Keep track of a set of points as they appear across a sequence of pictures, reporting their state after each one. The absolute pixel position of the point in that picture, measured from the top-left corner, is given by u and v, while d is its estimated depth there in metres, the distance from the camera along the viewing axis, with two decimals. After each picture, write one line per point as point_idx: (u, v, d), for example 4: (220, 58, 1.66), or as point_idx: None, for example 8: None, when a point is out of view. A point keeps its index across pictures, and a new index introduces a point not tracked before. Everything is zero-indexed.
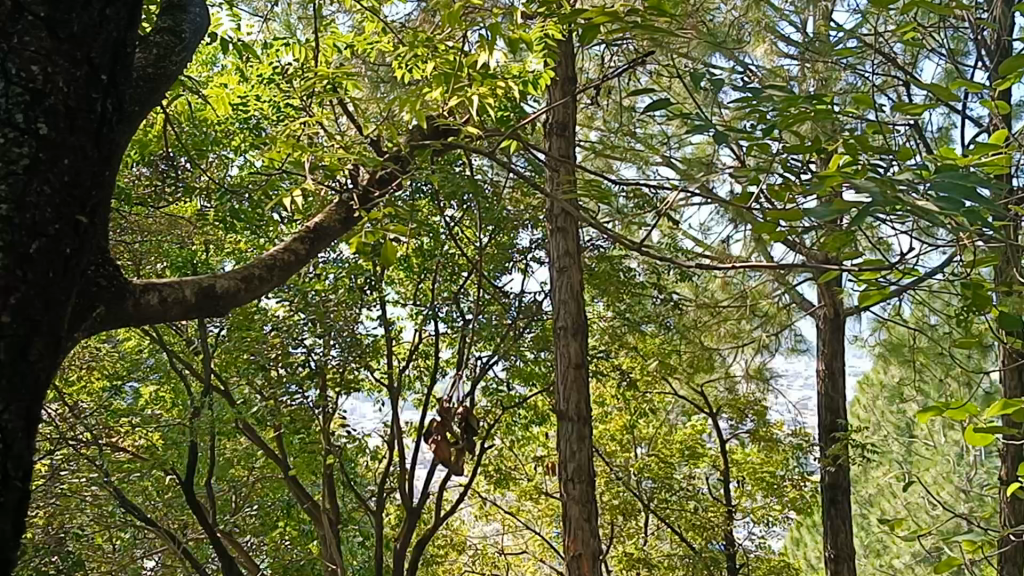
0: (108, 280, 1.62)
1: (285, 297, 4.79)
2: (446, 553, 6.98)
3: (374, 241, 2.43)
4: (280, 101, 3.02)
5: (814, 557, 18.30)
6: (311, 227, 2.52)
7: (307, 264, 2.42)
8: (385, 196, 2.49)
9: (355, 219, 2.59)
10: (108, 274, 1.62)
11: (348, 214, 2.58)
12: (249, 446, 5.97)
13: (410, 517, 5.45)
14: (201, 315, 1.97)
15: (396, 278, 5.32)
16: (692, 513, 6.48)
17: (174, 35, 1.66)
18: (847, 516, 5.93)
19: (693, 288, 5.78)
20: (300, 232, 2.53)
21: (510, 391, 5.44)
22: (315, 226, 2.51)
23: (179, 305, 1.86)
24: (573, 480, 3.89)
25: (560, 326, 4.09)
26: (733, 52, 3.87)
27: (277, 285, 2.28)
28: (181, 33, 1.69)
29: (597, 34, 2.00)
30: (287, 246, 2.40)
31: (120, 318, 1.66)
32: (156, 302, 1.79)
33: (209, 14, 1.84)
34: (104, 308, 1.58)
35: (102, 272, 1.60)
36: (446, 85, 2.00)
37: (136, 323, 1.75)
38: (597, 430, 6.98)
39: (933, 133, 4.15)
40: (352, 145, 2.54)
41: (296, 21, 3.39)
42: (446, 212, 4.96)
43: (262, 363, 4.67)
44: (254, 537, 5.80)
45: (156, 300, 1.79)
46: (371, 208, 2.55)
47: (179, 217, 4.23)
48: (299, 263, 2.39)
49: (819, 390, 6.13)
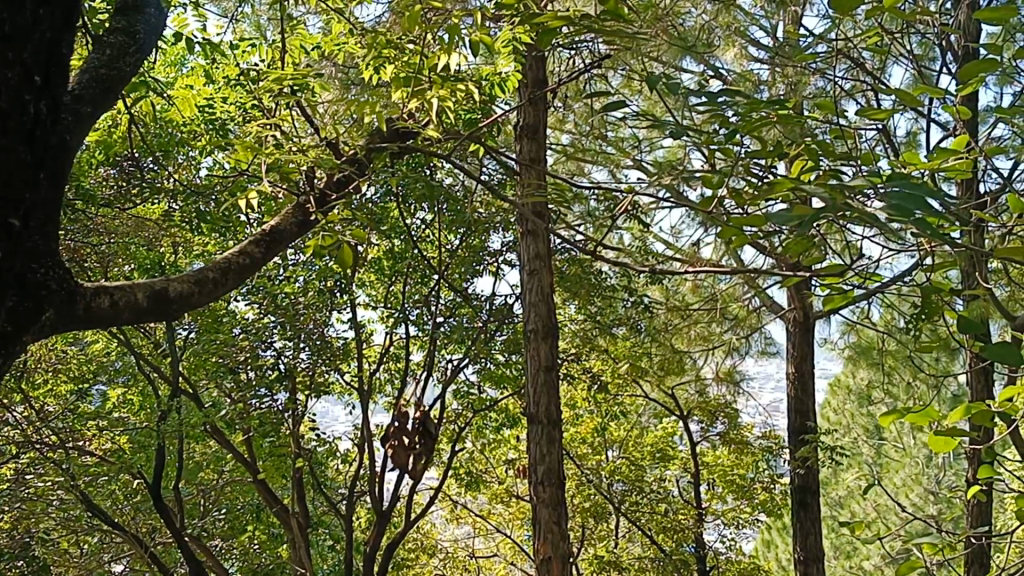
0: (57, 285, 1.64)
1: (254, 300, 4.84)
2: (417, 557, 6.97)
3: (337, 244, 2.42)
4: (246, 103, 3.01)
5: (786, 559, 18.37)
6: (267, 230, 2.56)
7: (263, 268, 2.45)
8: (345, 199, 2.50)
9: (313, 222, 2.63)
10: (58, 278, 1.65)
11: (305, 217, 2.63)
12: (219, 449, 5.94)
13: (380, 521, 5.43)
14: (155, 319, 1.99)
15: (367, 281, 5.47)
16: (663, 516, 6.49)
17: (129, 36, 2.00)
18: (816, 518, 5.96)
19: (664, 291, 5.78)
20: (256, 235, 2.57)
21: (481, 394, 5.43)
22: (271, 229, 2.55)
23: (131, 308, 1.89)
24: (543, 483, 3.89)
25: (531, 329, 4.09)
26: (703, 55, 3.87)
27: (234, 288, 2.31)
28: (136, 34, 2.03)
29: (557, 37, 1.99)
30: (242, 249, 2.43)
31: (71, 320, 1.70)
32: (108, 305, 1.82)
33: (163, 15, 2.15)
34: (53, 312, 1.63)
35: (52, 276, 1.63)
36: (409, 87, 1.98)
37: (88, 325, 1.78)
38: (568, 433, 7.03)
39: (901, 138, 4.18)
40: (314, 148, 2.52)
41: (263, 22, 3.37)
42: (416, 214, 4.94)
43: (231, 366, 4.63)
44: (224, 541, 5.78)
45: (108, 303, 1.82)
46: (331, 211, 2.55)
47: (146, 219, 4.19)
48: (255, 266, 2.42)
49: (789, 393, 6.15)
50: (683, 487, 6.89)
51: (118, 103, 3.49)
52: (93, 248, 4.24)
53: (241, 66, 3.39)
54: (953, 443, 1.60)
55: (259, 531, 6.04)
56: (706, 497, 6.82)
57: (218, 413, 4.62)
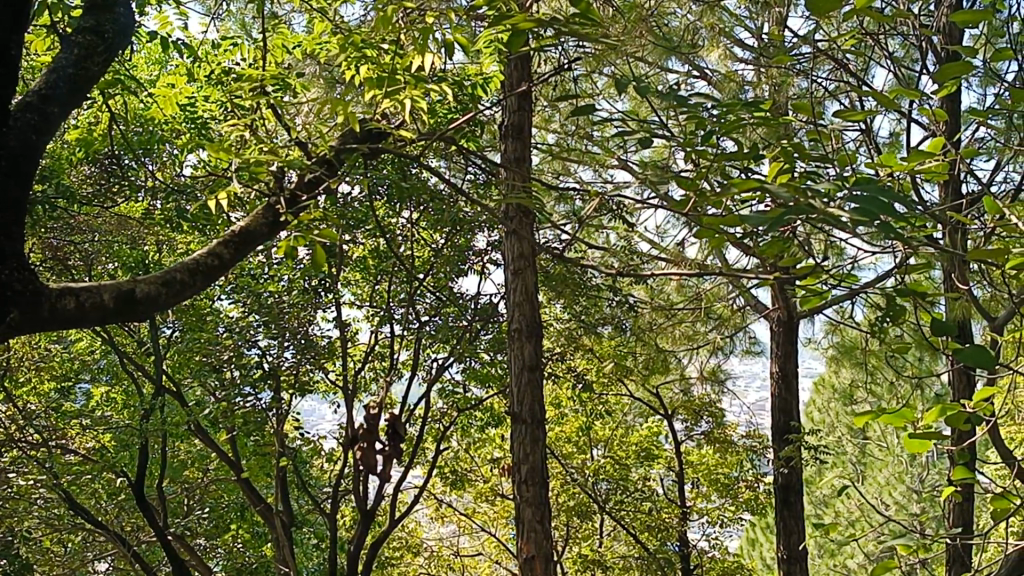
0: (25, 285, 1.77)
1: (238, 301, 4.88)
2: (402, 555, 6.99)
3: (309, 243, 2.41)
4: (227, 103, 3.01)
5: (770, 558, 18.45)
6: (236, 230, 2.52)
7: (231, 270, 2.44)
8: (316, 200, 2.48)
9: (282, 224, 2.60)
10: (24, 278, 1.77)
11: (274, 220, 2.59)
12: (203, 448, 5.94)
13: (363, 520, 5.43)
14: (122, 322, 2.01)
15: (353, 280, 5.48)
16: (647, 514, 6.52)
17: (96, 37, 2.02)
18: (800, 518, 5.98)
19: (649, 291, 5.80)
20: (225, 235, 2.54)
21: (466, 394, 5.44)
22: (241, 230, 2.52)
23: (97, 311, 1.92)
24: (526, 482, 3.90)
25: (515, 329, 4.09)
26: (687, 56, 3.88)
27: (201, 290, 2.31)
28: (104, 35, 2.04)
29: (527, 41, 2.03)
30: (210, 250, 2.42)
31: (36, 322, 1.79)
32: (72, 308, 1.87)
33: (134, 15, 2.15)
34: (19, 312, 1.75)
35: (18, 276, 1.76)
36: (383, 88, 1.98)
37: (52, 327, 1.84)
38: (553, 432, 7.07)
39: (885, 138, 4.19)
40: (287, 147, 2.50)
41: (245, 21, 3.37)
42: (401, 214, 4.95)
43: (216, 365, 4.70)
44: (209, 539, 5.79)
45: (72, 306, 1.87)
46: (301, 212, 2.54)
47: (128, 217, 4.19)
48: (223, 268, 2.41)
49: (773, 393, 6.17)
50: (667, 486, 6.92)
51: (99, 102, 3.49)
52: (76, 246, 4.24)
53: (223, 66, 3.39)
54: (928, 444, 1.67)
55: (243, 529, 6.05)
56: (691, 496, 6.84)
57: (202, 412, 4.62)
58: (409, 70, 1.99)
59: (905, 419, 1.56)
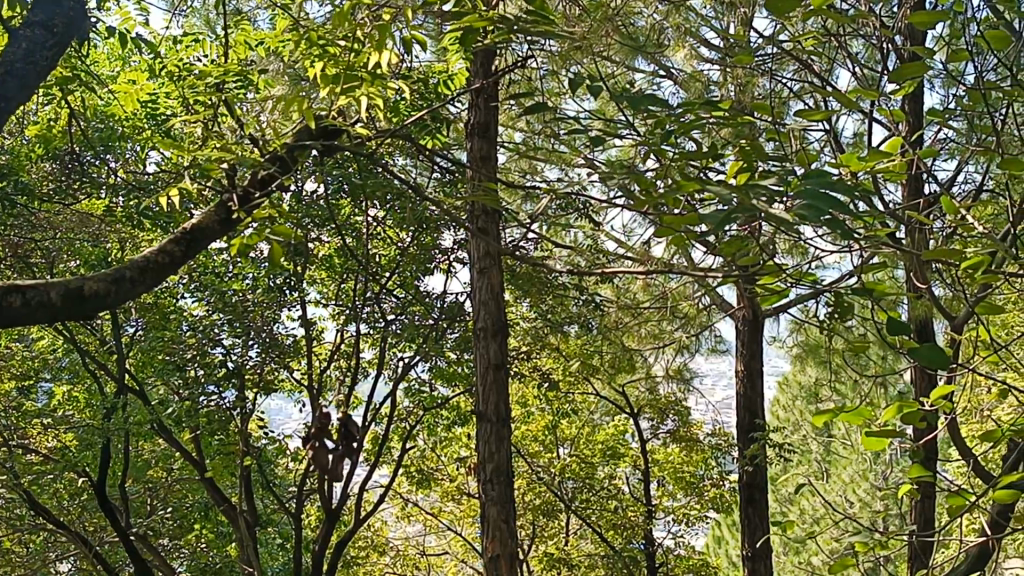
0: None
1: (203, 299, 4.88)
2: (367, 554, 6.98)
3: (264, 242, 2.40)
4: (188, 101, 3.00)
5: (735, 556, 18.57)
6: (189, 226, 2.50)
7: (183, 266, 2.42)
8: (271, 197, 2.46)
9: (236, 220, 2.57)
10: None
11: (228, 216, 2.56)
12: (167, 447, 5.90)
13: (328, 519, 5.41)
14: (63, 319, 2.01)
15: (318, 278, 5.46)
16: (613, 513, 6.54)
17: (46, 30, 2.02)
18: (764, 516, 6.02)
19: (615, 289, 5.82)
20: (179, 231, 2.51)
21: (432, 392, 5.45)
22: (194, 226, 2.50)
23: (38, 307, 1.91)
24: (491, 481, 3.92)
25: (480, 327, 4.08)
26: (654, 56, 3.90)
27: (150, 287, 2.29)
28: (53, 29, 2.04)
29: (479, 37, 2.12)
30: (161, 247, 2.40)
31: None
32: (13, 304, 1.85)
33: (86, 9, 2.14)
34: None
35: None
36: (340, 86, 1.98)
37: None
38: (519, 431, 7.06)
39: (848, 138, 4.23)
40: (245, 146, 2.49)
41: (207, 18, 3.35)
42: (367, 212, 4.95)
43: (179, 364, 4.67)
44: (173, 540, 5.75)
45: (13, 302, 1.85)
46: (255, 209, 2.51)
47: (90, 215, 4.16)
48: (174, 265, 2.39)
49: (738, 391, 6.21)
50: (633, 485, 6.94)
51: (59, 98, 3.46)
52: (37, 243, 4.20)
53: (185, 64, 3.37)
54: (887, 441, 1.66)
55: (208, 530, 6.01)
56: (656, 494, 6.87)
57: (165, 411, 4.59)
58: (369, 68, 1.98)
59: (862, 416, 1.62)
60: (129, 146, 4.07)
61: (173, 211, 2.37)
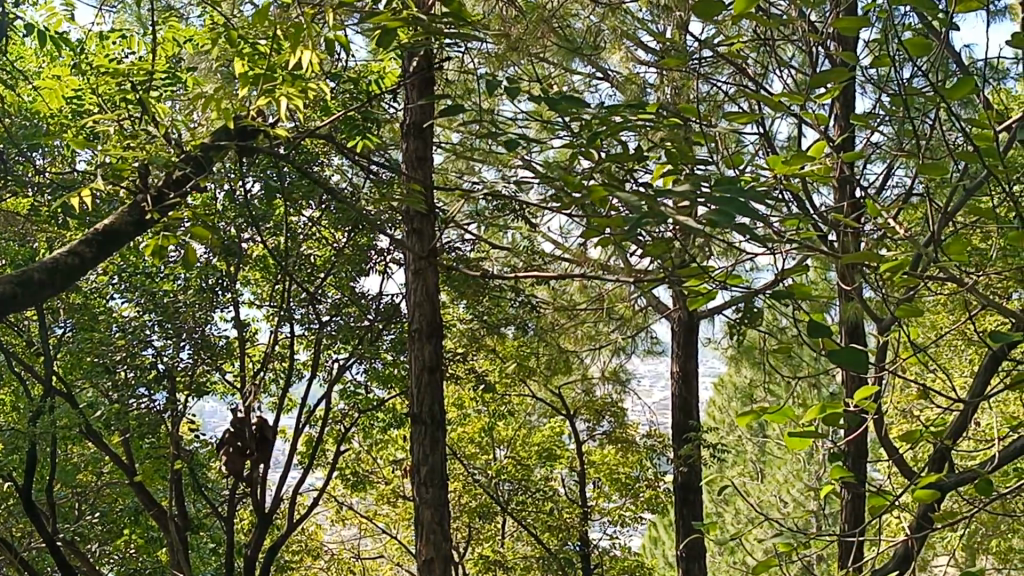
0: None
1: (133, 300, 4.81)
2: (301, 558, 6.93)
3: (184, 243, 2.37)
4: (114, 100, 2.96)
5: (671, 556, 18.72)
6: (101, 228, 2.46)
7: (94, 268, 2.37)
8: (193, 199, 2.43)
9: (150, 222, 2.53)
10: None
11: (141, 217, 2.51)
12: (96, 450, 5.81)
13: (261, 523, 5.36)
14: None
15: (252, 279, 5.42)
16: (549, 514, 6.55)
17: None
18: (698, 515, 6.07)
19: (551, 290, 5.84)
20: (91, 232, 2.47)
21: (368, 393, 5.42)
22: (105, 228, 2.45)
23: None
24: (424, 484, 3.89)
25: (414, 330, 4.06)
26: (589, 58, 3.91)
27: (59, 288, 2.24)
28: None
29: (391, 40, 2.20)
30: (72, 248, 2.35)
31: None
32: None
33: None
34: None
35: None
36: (264, 85, 1.96)
37: None
38: (455, 433, 6.90)
39: (781, 142, 4.28)
40: (169, 146, 2.46)
41: (135, 15, 3.31)
42: (302, 213, 4.92)
43: (108, 365, 4.60)
44: (103, 544, 5.66)
45: None
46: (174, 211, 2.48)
47: (15, 213, 4.08)
48: (84, 266, 2.34)
49: (674, 393, 6.30)
50: (569, 486, 6.96)
51: None
52: None
53: (112, 61, 3.32)
54: (812, 441, 1.69)
55: (138, 534, 5.92)
56: (593, 496, 6.89)
57: (94, 414, 4.52)
58: (294, 67, 1.97)
59: (785, 415, 1.64)
60: (56, 144, 4.00)
61: (93, 212, 2.33)
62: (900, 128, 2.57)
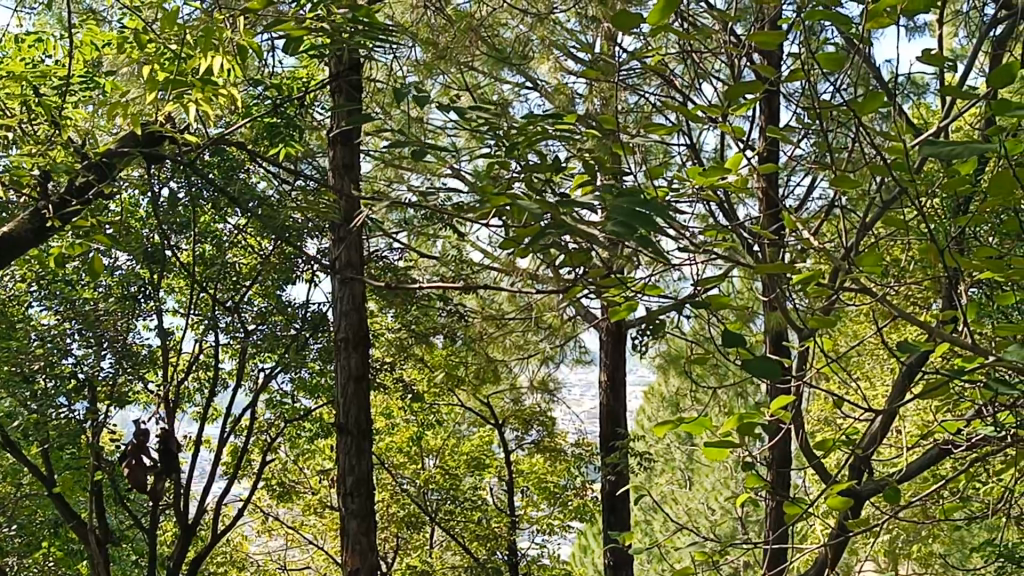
0: None
1: (53, 307, 4.73)
2: (226, 570, 6.84)
3: (96, 251, 2.34)
4: (28, 105, 2.90)
5: (600, 565, 18.80)
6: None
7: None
8: (106, 206, 2.40)
9: (50, 227, 2.55)
10: None
11: (40, 223, 2.54)
12: (14, 461, 5.68)
13: (184, 535, 5.28)
14: None
15: (176, 288, 5.35)
16: (477, 523, 6.53)
17: None
18: (625, 523, 6.07)
19: (480, 299, 5.83)
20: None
21: (295, 403, 5.37)
22: (3, 235, 2.47)
23: None
24: (351, 494, 3.89)
25: (341, 338, 4.03)
26: (519, 67, 3.91)
27: None
28: None
29: (297, 43, 2.19)
30: None
31: None
32: None
33: None
34: None
35: None
36: (177, 91, 1.94)
37: None
38: (383, 442, 6.94)
39: (709, 153, 4.32)
40: (79, 150, 2.42)
41: (53, 18, 3.25)
42: (227, 220, 4.86)
43: (25, 374, 4.50)
44: (19, 558, 5.54)
45: None
46: (84, 219, 2.45)
47: None
48: None
49: (601, 401, 6.25)
50: (498, 495, 6.96)
51: None
52: None
53: (29, 66, 3.26)
54: (728, 451, 1.70)
55: (57, 547, 5.80)
56: (520, 505, 6.90)
57: (11, 424, 4.42)
58: (208, 73, 1.94)
59: (701, 424, 1.62)
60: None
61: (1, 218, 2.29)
62: (820, 142, 2.61)
